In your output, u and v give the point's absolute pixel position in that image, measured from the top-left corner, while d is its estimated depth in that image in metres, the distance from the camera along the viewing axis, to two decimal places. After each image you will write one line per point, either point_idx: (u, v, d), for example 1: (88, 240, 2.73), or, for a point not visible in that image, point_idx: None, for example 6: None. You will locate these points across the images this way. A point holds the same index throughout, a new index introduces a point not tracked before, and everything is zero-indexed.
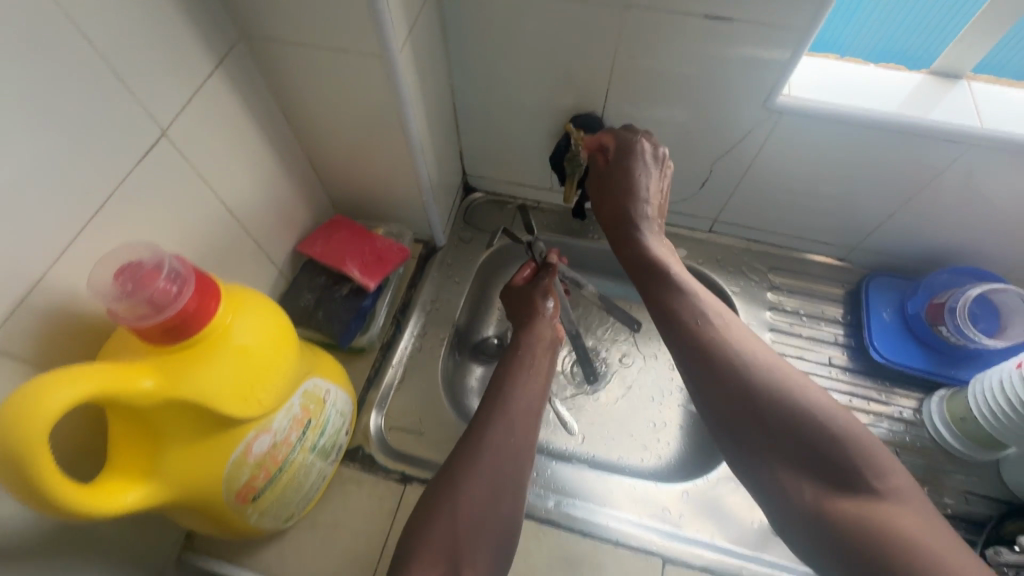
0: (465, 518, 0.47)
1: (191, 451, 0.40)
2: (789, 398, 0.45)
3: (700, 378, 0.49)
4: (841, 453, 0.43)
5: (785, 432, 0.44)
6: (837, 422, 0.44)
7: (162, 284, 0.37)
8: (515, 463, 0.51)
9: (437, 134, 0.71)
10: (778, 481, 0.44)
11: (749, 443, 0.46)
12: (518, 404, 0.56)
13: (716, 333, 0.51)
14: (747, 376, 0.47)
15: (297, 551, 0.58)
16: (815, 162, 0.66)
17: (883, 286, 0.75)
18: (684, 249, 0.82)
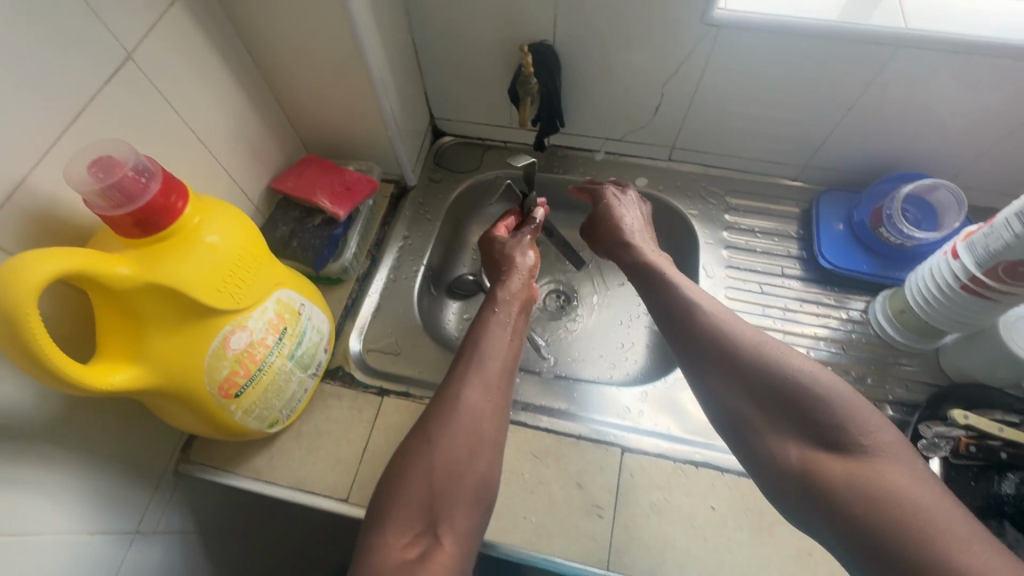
0: (439, 476, 0.51)
1: (172, 339, 0.45)
2: (779, 367, 0.49)
3: (696, 357, 0.54)
4: (828, 413, 0.45)
5: (773, 399, 0.48)
6: (824, 386, 0.46)
7: (130, 175, 0.40)
8: (486, 425, 0.55)
9: (399, 72, 0.74)
10: (766, 445, 0.48)
11: (739, 408, 0.50)
12: (494, 369, 0.59)
13: (708, 315, 0.55)
14: (738, 347, 0.51)
15: (284, 457, 0.63)
16: (758, 79, 0.69)
17: (833, 200, 0.78)
18: (645, 178, 0.85)
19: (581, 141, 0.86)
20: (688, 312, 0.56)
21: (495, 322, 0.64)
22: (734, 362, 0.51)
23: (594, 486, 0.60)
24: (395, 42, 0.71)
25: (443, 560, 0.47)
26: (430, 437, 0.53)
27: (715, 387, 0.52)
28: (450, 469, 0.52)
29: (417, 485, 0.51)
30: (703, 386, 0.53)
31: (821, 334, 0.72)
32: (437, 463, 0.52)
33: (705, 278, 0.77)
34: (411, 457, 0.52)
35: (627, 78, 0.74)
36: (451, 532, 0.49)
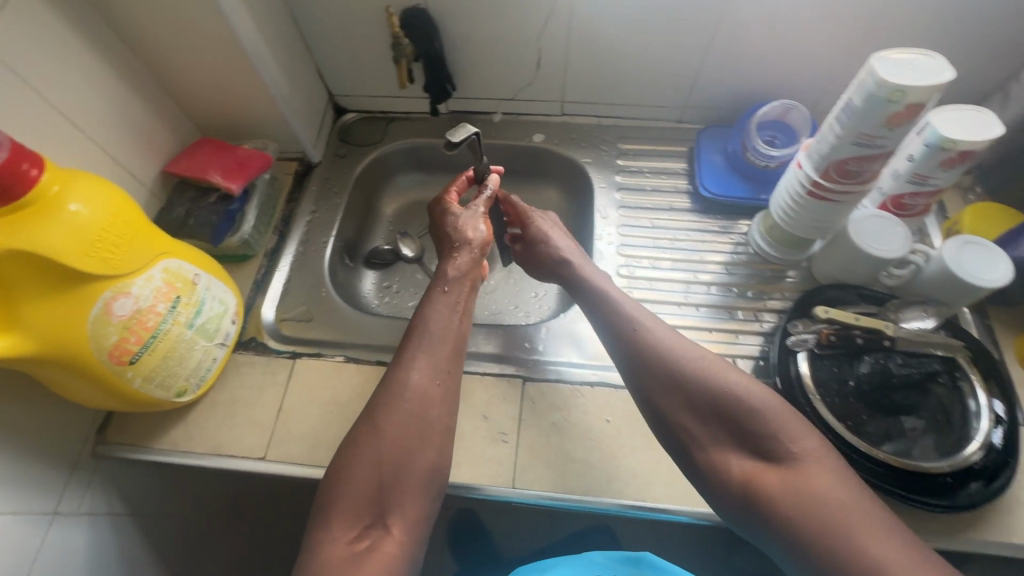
0: (386, 469, 0.53)
1: (47, 307, 0.47)
2: (719, 383, 0.53)
3: (640, 375, 0.57)
4: (763, 425, 0.50)
5: (714, 414, 0.52)
6: (758, 399, 0.51)
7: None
8: (436, 410, 0.56)
9: (283, 48, 0.75)
10: (709, 458, 0.52)
11: (682, 423, 0.54)
12: (442, 354, 0.59)
13: (646, 330, 0.59)
14: (677, 364, 0.55)
15: (201, 426, 0.65)
16: (623, 25, 0.74)
17: (713, 135, 0.84)
18: (541, 133, 0.89)
19: (478, 104, 0.89)
20: (629, 326, 0.60)
21: (441, 303, 0.63)
22: (678, 381, 0.54)
23: (499, 415, 0.64)
24: (272, 17, 0.72)
25: (390, 549, 0.50)
26: (377, 425, 0.54)
27: (659, 404, 0.55)
28: (397, 460, 0.53)
29: (365, 478, 0.52)
30: (649, 403, 0.56)
31: (709, 258, 0.77)
32: (383, 454, 0.53)
33: (601, 220, 0.81)
34: (356, 448, 0.53)
35: (504, 36, 0.77)
36: (400, 520, 0.52)
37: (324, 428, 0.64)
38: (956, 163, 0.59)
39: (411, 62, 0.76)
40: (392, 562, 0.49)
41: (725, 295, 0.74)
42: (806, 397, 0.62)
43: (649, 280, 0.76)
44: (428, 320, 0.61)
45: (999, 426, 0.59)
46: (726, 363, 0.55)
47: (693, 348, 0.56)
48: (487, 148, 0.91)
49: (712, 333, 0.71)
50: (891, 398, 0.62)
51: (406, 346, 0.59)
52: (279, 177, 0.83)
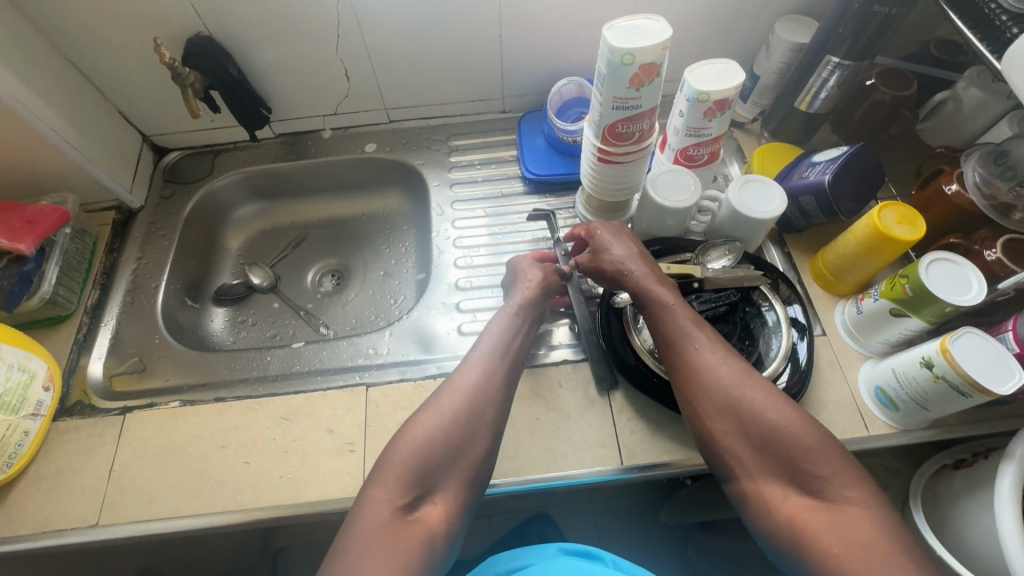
0: (445, 447, 0.53)
1: None
2: (774, 419, 0.51)
3: (697, 402, 0.55)
4: (818, 466, 0.48)
5: (765, 448, 0.50)
6: (811, 442, 0.49)
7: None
8: (490, 409, 0.57)
9: (62, 95, 0.71)
10: (758, 488, 0.50)
11: (735, 452, 0.52)
12: (498, 369, 0.59)
13: (700, 353, 0.56)
14: (732, 397, 0.53)
15: (22, 506, 0.60)
16: (416, 27, 0.76)
17: (532, 121, 0.88)
18: (373, 143, 0.90)
19: (302, 123, 0.89)
20: (684, 357, 0.57)
21: (499, 328, 0.63)
22: (733, 407, 0.52)
23: (344, 426, 0.64)
24: (42, 64, 0.69)
25: (436, 522, 0.50)
26: (441, 410, 0.56)
27: (715, 430, 0.53)
28: (449, 447, 0.54)
29: (405, 451, 0.53)
30: (704, 430, 0.54)
31: (541, 236, 0.80)
32: (423, 432, 0.54)
33: (438, 216, 0.83)
34: (410, 425, 0.55)
35: (305, 52, 0.77)
36: (443, 493, 0.52)
37: (164, 478, 0.62)
38: (716, 112, 0.65)
39: (197, 89, 0.73)
40: (436, 535, 0.49)
41: None
42: (631, 352, 0.64)
43: (488, 266, 0.78)
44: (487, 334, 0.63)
45: (804, 338, 0.65)
46: (786, 401, 0.52)
47: (755, 383, 0.53)
48: (322, 166, 0.91)
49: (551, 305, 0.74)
50: None
51: (449, 395, 0.57)
52: (93, 229, 0.79)
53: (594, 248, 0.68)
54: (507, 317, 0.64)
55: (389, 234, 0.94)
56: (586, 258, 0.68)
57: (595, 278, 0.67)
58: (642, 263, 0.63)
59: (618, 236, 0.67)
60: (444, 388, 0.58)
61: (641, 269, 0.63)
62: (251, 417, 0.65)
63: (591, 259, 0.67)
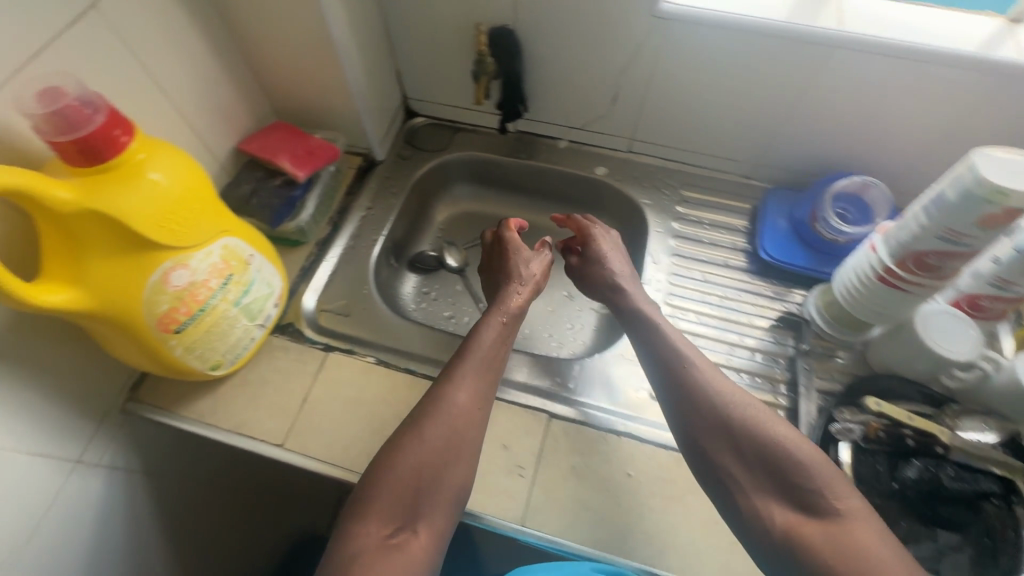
0: (424, 475, 0.55)
1: (110, 264, 0.47)
2: (768, 430, 0.54)
3: (689, 419, 0.57)
4: (810, 481, 0.51)
5: (761, 463, 0.53)
6: (806, 454, 0.52)
7: (66, 89, 0.43)
8: (472, 430, 0.59)
9: (369, 47, 0.76)
10: (751, 504, 0.52)
11: (726, 468, 0.54)
12: (485, 387, 0.62)
13: (698, 371, 0.59)
14: (732, 412, 0.56)
15: (226, 402, 0.66)
16: (709, 75, 0.72)
17: (779, 200, 0.82)
18: (604, 168, 0.89)
19: (546, 128, 0.89)
20: (681, 360, 0.60)
21: (489, 336, 0.67)
22: (728, 424, 0.55)
23: (519, 447, 0.63)
24: (366, 17, 0.74)
25: (417, 551, 0.52)
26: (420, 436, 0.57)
27: (708, 449, 0.55)
28: (429, 474, 0.55)
29: (404, 474, 0.55)
30: (696, 449, 0.56)
31: (757, 324, 0.74)
32: (416, 461, 0.55)
33: (653, 263, 0.79)
34: (400, 443, 0.57)
35: (589, 67, 0.76)
36: (426, 523, 0.54)
37: (344, 427, 0.64)
38: None
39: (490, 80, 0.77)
40: (421, 561, 0.51)
41: (769, 366, 0.71)
42: None
43: (693, 336, 0.73)
44: (482, 336, 0.66)
45: None
46: (767, 409, 0.56)
47: (739, 391, 0.58)
48: (547, 174, 0.91)
49: None
50: (937, 509, 0.58)
51: (421, 409, 0.60)
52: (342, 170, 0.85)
53: (586, 254, 0.78)
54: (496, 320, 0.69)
55: None
56: (576, 258, 0.79)
57: (589, 283, 0.76)
58: (633, 280, 0.72)
59: (612, 244, 0.77)
60: (456, 365, 0.62)
61: (631, 283, 0.72)
62: None
63: (584, 258, 0.77)
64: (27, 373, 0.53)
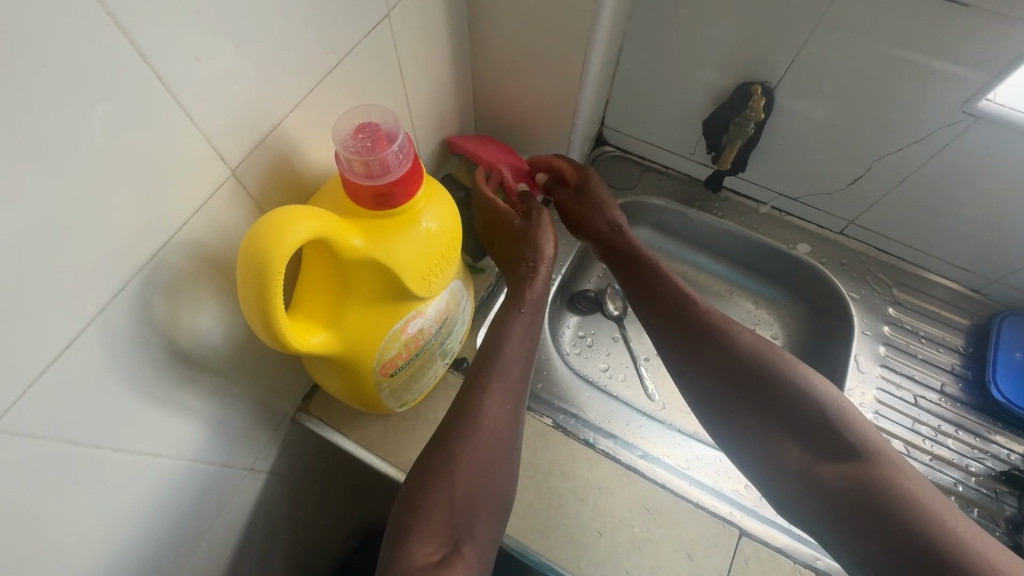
0: (462, 491, 0.50)
1: (366, 312, 0.44)
2: (774, 363, 0.55)
3: (696, 358, 0.58)
4: (821, 411, 0.52)
5: (770, 400, 0.54)
6: (820, 389, 0.53)
7: (384, 131, 0.39)
8: (505, 435, 0.54)
9: (602, 77, 0.69)
10: (767, 446, 0.54)
11: (741, 418, 0.55)
12: (512, 376, 0.57)
13: (701, 308, 0.60)
14: (738, 350, 0.56)
15: (396, 434, 0.62)
16: (992, 181, 0.63)
17: (1018, 326, 0.71)
18: (807, 245, 0.80)
19: (752, 189, 0.81)
20: (680, 303, 0.60)
21: (517, 334, 0.59)
22: (733, 362, 0.56)
23: (705, 560, 0.57)
24: (612, 45, 0.66)
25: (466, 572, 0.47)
26: (451, 452, 0.52)
27: (716, 393, 0.56)
28: (469, 491, 0.50)
29: (443, 496, 0.50)
30: (704, 388, 0.57)
31: (972, 468, 0.65)
32: (461, 481, 0.50)
33: (856, 370, 0.72)
34: (434, 467, 0.51)
35: (840, 139, 0.68)
36: (472, 543, 0.49)
37: (517, 494, 0.60)
38: None
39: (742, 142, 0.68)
40: None
41: (986, 525, 0.62)
42: None
43: None
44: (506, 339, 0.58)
45: None
46: (765, 341, 0.57)
47: (732, 324, 0.58)
48: (739, 237, 0.83)
49: None
50: None
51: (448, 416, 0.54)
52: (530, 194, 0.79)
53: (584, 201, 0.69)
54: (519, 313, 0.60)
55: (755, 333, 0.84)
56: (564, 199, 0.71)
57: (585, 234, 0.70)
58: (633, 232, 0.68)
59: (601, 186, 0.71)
60: (495, 362, 0.56)
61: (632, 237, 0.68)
62: (616, 486, 0.60)
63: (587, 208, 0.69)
64: (238, 390, 0.51)
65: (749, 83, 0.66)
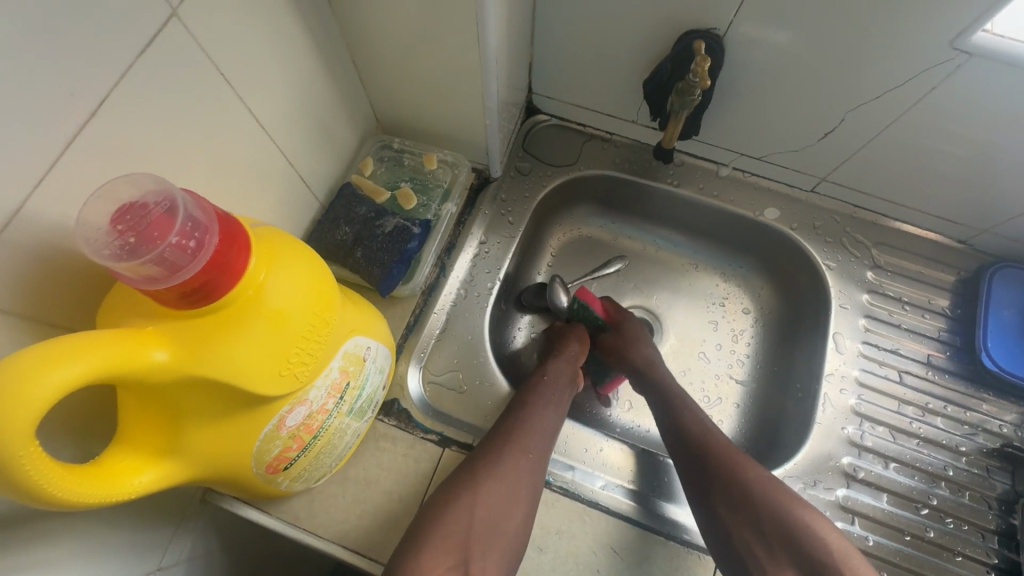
0: (481, 516, 0.48)
1: (214, 427, 0.34)
2: (783, 501, 0.51)
3: (710, 492, 0.53)
4: (825, 555, 0.48)
5: (774, 532, 0.50)
6: (826, 535, 0.49)
7: (157, 211, 0.27)
8: (531, 476, 0.51)
9: (514, 41, 0.56)
10: (759, 567, 0.49)
11: (738, 541, 0.50)
12: (540, 432, 0.54)
13: (721, 441, 0.56)
14: (750, 484, 0.52)
15: (327, 503, 0.53)
16: (986, 125, 0.53)
17: (1008, 279, 0.64)
18: (776, 209, 0.70)
19: (711, 150, 0.70)
20: (700, 438, 0.57)
21: (546, 390, 0.58)
22: (750, 492, 0.52)
23: None
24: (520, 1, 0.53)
25: None
26: (474, 478, 0.49)
27: (725, 523, 0.51)
28: (486, 518, 0.48)
29: (461, 516, 0.47)
30: (707, 512, 0.53)
31: (963, 447, 0.60)
32: (481, 504, 0.48)
33: (835, 351, 0.65)
34: (456, 485, 0.49)
35: (805, 88, 0.57)
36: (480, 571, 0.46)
37: None
38: None
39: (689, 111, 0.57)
40: None
41: (978, 508, 0.58)
42: None
43: (885, 460, 0.60)
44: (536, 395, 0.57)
45: None
46: (776, 480, 0.53)
47: (746, 458, 0.55)
48: (701, 207, 0.73)
49: (956, 560, 0.56)
50: None
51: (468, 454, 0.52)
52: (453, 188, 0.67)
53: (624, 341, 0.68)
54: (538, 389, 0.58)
55: (724, 309, 0.75)
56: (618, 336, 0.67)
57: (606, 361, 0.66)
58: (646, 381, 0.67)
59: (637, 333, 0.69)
60: (525, 411, 0.55)
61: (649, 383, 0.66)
62: (577, 529, 0.53)
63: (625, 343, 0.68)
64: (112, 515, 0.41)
65: (691, 36, 0.54)
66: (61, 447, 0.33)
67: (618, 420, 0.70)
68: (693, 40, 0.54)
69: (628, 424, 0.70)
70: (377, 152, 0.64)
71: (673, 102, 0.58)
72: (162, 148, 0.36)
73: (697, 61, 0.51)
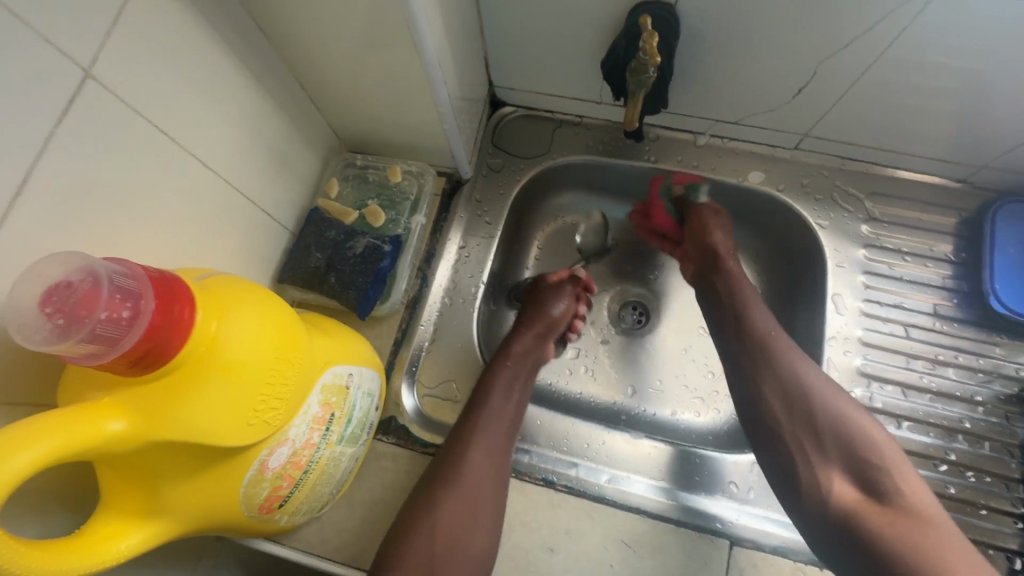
0: (443, 541, 0.47)
1: (192, 481, 0.34)
2: (838, 407, 0.47)
3: (759, 385, 0.51)
4: (873, 459, 0.45)
5: (832, 436, 0.46)
6: (883, 445, 0.45)
7: (83, 287, 0.27)
8: (489, 489, 0.50)
9: (460, 39, 0.54)
10: (807, 470, 0.46)
11: (781, 439, 0.48)
12: (495, 436, 0.53)
13: (769, 335, 0.53)
14: (806, 390, 0.48)
15: (336, 529, 0.53)
16: (968, 57, 0.49)
17: (1016, 215, 0.61)
18: (761, 172, 0.68)
19: (686, 121, 0.68)
20: (755, 337, 0.53)
21: (502, 380, 0.57)
22: (797, 388, 0.49)
23: None
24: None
25: None
26: (433, 503, 0.48)
27: (778, 424, 0.48)
28: (449, 542, 0.47)
29: (423, 545, 0.46)
30: (758, 418, 0.50)
31: (976, 395, 0.59)
32: (442, 527, 0.47)
33: (835, 312, 0.63)
34: (416, 513, 0.48)
35: (770, 46, 0.54)
36: None
37: None
38: None
39: (647, 88, 0.55)
40: None
41: (999, 459, 0.57)
42: None
43: (897, 419, 0.59)
44: (489, 391, 0.56)
45: None
46: (835, 387, 0.49)
47: (801, 355, 0.51)
48: None
49: (981, 514, 0.54)
50: None
51: (420, 480, 0.51)
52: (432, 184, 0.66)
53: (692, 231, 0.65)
54: (506, 368, 0.58)
55: None
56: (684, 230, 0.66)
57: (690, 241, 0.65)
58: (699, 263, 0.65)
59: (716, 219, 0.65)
60: (477, 413, 0.54)
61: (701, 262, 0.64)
62: (585, 526, 0.53)
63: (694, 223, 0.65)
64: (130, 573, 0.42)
65: (637, 8, 0.52)
66: (54, 517, 0.34)
67: (623, 407, 0.69)
68: (638, 13, 0.52)
69: (633, 410, 0.69)
70: (342, 171, 0.63)
71: (629, 83, 0.56)
72: (100, 211, 0.35)
73: (643, 39, 0.49)
